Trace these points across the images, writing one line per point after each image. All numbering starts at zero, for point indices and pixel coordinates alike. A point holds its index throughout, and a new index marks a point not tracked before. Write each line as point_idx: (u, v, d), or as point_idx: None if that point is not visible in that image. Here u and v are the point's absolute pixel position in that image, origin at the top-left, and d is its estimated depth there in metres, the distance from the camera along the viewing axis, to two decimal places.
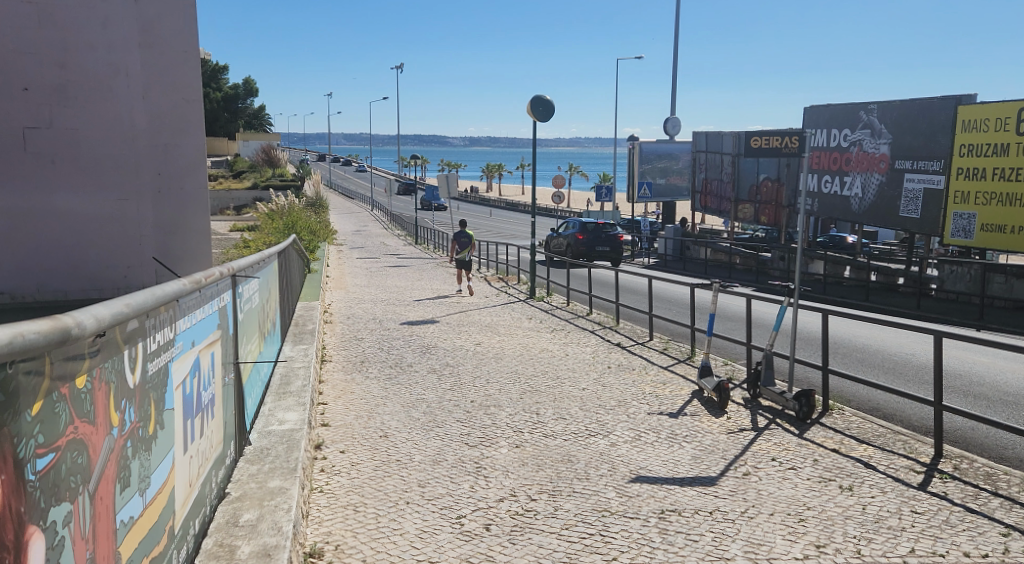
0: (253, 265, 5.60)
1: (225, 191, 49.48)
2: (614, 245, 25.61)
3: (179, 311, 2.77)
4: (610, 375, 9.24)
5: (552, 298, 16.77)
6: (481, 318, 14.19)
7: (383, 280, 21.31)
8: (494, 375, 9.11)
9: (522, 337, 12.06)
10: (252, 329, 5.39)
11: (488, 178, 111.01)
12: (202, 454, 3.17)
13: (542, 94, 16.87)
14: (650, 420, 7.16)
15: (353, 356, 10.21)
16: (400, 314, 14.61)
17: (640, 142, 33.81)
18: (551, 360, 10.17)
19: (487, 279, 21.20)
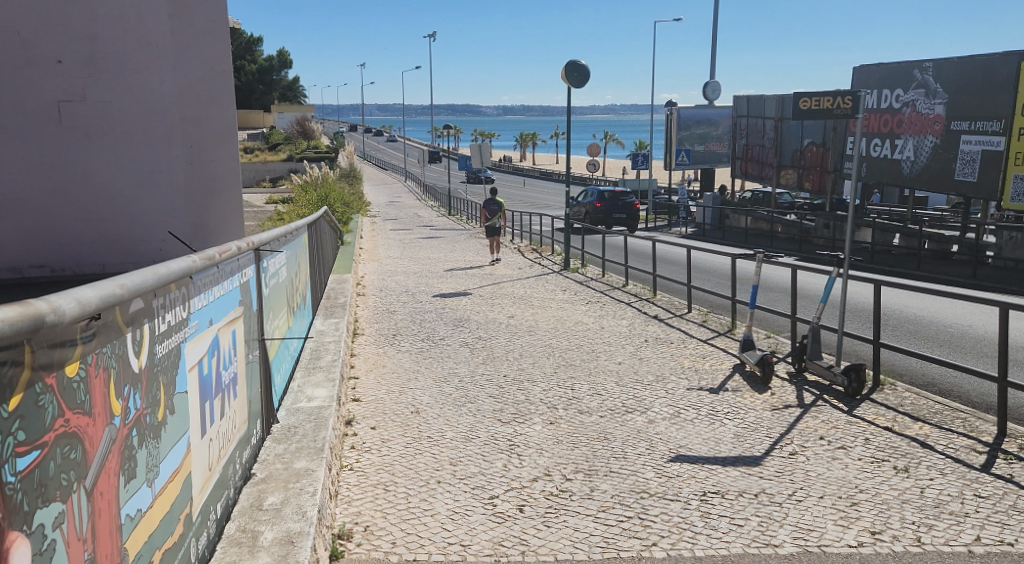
0: (280, 238, 5.47)
1: (261, 164, 49.96)
2: (633, 212, 25.71)
3: (193, 288, 2.60)
4: (647, 349, 8.99)
5: (586, 269, 16.51)
6: (514, 290, 14.01)
7: (417, 252, 21.25)
8: (528, 349, 8.95)
9: (556, 310, 11.85)
10: (280, 304, 5.32)
11: (521, 148, 110.11)
12: (224, 436, 3.04)
13: (577, 60, 16.41)
14: (689, 395, 6.92)
15: (386, 329, 10.15)
16: (433, 286, 14.52)
17: (677, 108, 33.02)
18: (586, 333, 9.95)
19: (521, 250, 21.00)
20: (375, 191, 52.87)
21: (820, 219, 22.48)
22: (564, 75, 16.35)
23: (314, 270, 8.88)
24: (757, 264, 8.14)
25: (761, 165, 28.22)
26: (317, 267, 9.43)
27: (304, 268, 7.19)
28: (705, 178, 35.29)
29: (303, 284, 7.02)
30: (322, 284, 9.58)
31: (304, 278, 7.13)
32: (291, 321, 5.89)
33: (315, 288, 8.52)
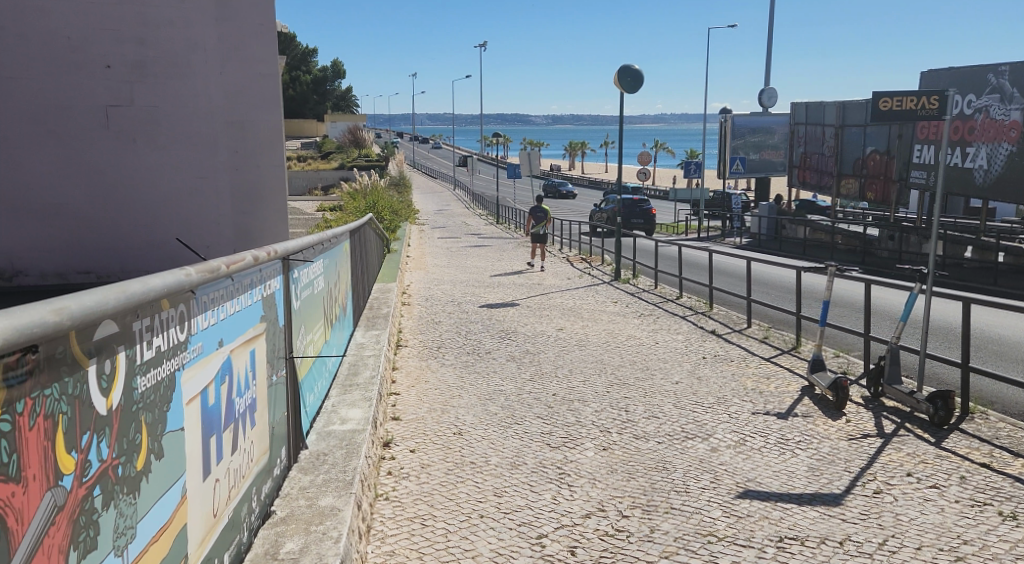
0: (316, 246, 5.13)
1: (314, 172, 50.72)
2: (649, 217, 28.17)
3: (198, 305, 2.23)
4: (706, 367, 8.40)
5: (638, 280, 15.92)
6: (563, 302, 13.52)
7: (464, 260, 20.95)
8: (578, 365, 8.46)
9: (607, 323, 11.33)
10: (317, 315, 5.02)
11: (569, 156, 109.59)
12: (236, 472, 2.67)
13: (631, 64, 15.87)
14: (755, 421, 6.34)
15: (430, 341, 9.80)
16: (479, 296, 14.14)
17: (732, 115, 32.11)
18: (639, 349, 9.41)
19: (570, 259, 20.51)
20: (424, 199, 52.98)
21: (884, 230, 21.38)
22: (617, 80, 15.84)
23: (356, 280, 8.56)
24: (827, 278, 7.43)
25: (820, 173, 27.12)
26: (359, 276, 9.12)
27: (346, 278, 6.90)
28: (761, 186, 34.20)
29: (344, 295, 6.72)
30: (364, 294, 9.29)
31: (345, 288, 6.85)
32: (329, 333, 5.59)
33: (357, 298, 8.20)
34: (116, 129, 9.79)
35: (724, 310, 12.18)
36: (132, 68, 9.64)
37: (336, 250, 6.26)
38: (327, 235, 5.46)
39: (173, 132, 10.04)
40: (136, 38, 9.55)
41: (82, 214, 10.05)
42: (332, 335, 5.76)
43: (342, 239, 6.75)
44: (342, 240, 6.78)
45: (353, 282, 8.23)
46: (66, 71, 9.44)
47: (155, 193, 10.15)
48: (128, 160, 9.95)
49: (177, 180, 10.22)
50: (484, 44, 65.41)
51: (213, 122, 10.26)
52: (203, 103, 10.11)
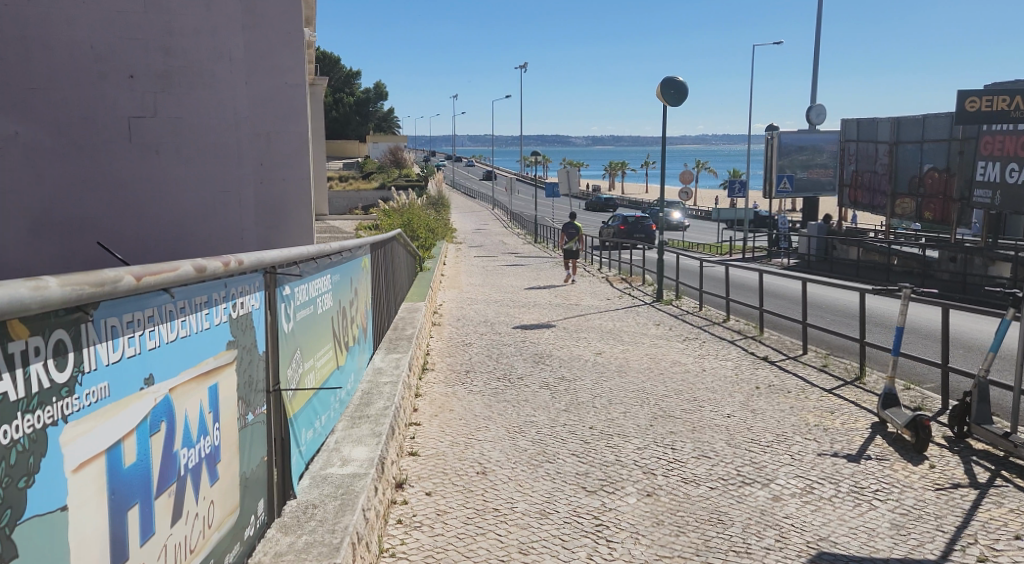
0: (323, 260, 4.54)
1: (354, 191, 51.08)
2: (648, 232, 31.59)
3: (100, 331, 1.60)
4: (760, 398, 7.57)
5: (681, 301, 15.09)
6: (602, 324, 12.79)
7: (500, 279, 20.39)
8: (617, 394, 7.75)
9: (649, 347, 10.55)
10: (324, 336, 4.45)
11: (608, 178, 108.76)
12: (179, 549, 2.03)
13: (675, 76, 15.20)
14: (822, 464, 5.53)
15: (458, 365, 9.18)
16: (514, 317, 13.51)
17: (778, 132, 31.11)
18: (685, 377, 8.60)
19: (609, 279, 19.78)
20: (461, 219, 52.71)
21: (945, 251, 20.15)
22: (660, 92, 15.19)
23: (379, 298, 7.99)
24: (903, 300, 6.36)
25: (873, 192, 25.91)
26: (383, 293, 8.55)
27: (365, 296, 6.32)
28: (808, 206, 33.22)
29: (364, 315, 6.15)
30: (389, 313, 8.73)
31: (365, 306, 6.27)
32: (343, 356, 5.00)
33: (379, 318, 7.62)
34: (140, 141, 9.43)
35: (776, 335, 11.28)
36: (158, 79, 9.32)
37: (352, 264, 5.69)
38: (338, 247, 4.90)
39: (199, 144, 9.63)
40: (162, 47, 9.25)
41: (104, 232, 9.54)
42: (346, 357, 5.17)
43: (360, 255, 6.19)
44: (360, 255, 6.22)
45: (376, 302, 7.65)
46: (88, 82, 9.12)
47: (180, 208, 9.72)
48: (151, 174, 9.55)
49: (201, 193, 9.79)
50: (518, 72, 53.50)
51: (239, 133, 9.83)
52: (230, 113, 9.71)
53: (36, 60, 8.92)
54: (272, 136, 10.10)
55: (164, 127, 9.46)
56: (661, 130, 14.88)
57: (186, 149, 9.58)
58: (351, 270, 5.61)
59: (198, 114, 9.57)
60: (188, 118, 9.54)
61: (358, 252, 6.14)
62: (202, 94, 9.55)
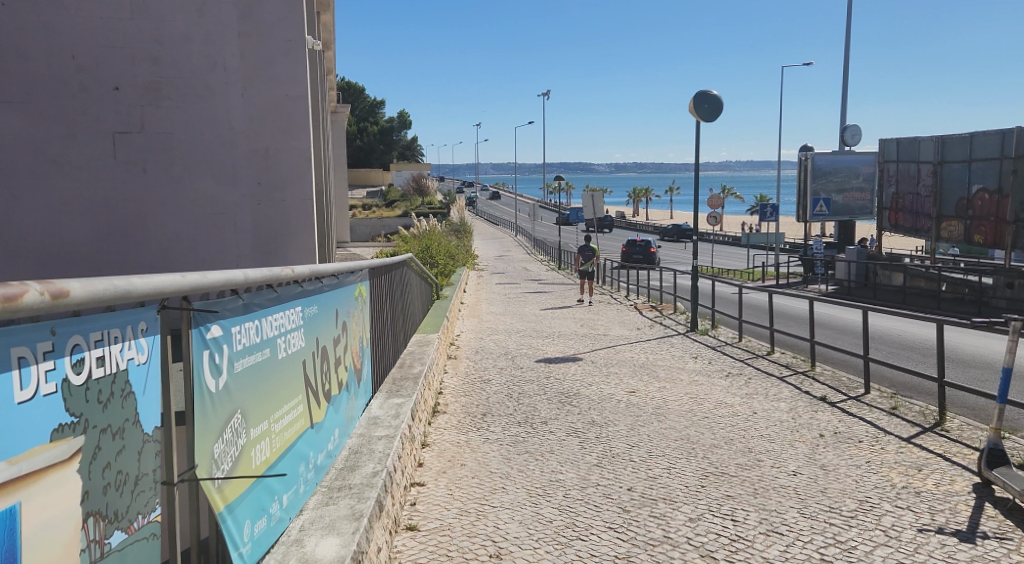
0: (288, 288, 3.54)
1: (377, 219, 50.66)
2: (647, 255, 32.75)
3: None
4: (828, 450, 6.38)
5: (719, 332, 13.88)
6: (634, 357, 11.67)
7: (522, 307, 19.37)
8: (657, 443, 6.64)
9: (689, 385, 9.39)
10: (292, 387, 3.46)
11: (633, 204, 107.39)
12: None
13: (709, 90, 14.23)
14: (926, 544, 4.37)
15: (473, 407, 8.13)
16: (537, 349, 12.44)
17: (812, 153, 29.93)
18: (735, 423, 7.43)
19: (638, 307, 18.65)
20: (483, 245, 51.85)
21: (1001, 276, 18.79)
22: (693, 107, 14.20)
23: (381, 332, 6.98)
24: (1012, 334, 5.15)
25: (916, 215, 24.56)
26: (387, 327, 7.54)
27: (358, 327, 5.35)
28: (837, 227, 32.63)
29: (356, 350, 5.18)
30: (395, 350, 7.72)
31: (358, 339, 5.31)
32: (323, 408, 4.02)
33: (380, 355, 6.60)
34: (125, 159, 8.74)
35: (831, 371, 10.05)
36: (145, 91, 8.65)
37: (339, 290, 4.71)
38: (316, 269, 3.91)
39: (190, 162, 8.91)
40: (151, 56, 8.60)
41: (87, 258, 8.80)
42: (329, 407, 4.20)
43: (352, 278, 5.21)
44: (352, 279, 5.23)
45: (377, 336, 6.65)
46: (70, 95, 8.48)
47: (169, 232, 8.94)
48: (138, 195, 8.81)
49: (192, 216, 9.02)
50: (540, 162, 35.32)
51: (234, 150, 9.08)
52: (224, 127, 8.99)
53: (13, 72, 8.29)
54: (271, 154, 9.21)
55: (152, 143, 8.75)
56: (695, 146, 13.86)
57: (177, 166, 8.85)
58: (337, 299, 4.64)
59: (190, 129, 8.85)
60: (179, 133, 8.82)
61: (350, 275, 5.16)
62: (194, 107, 8.83)
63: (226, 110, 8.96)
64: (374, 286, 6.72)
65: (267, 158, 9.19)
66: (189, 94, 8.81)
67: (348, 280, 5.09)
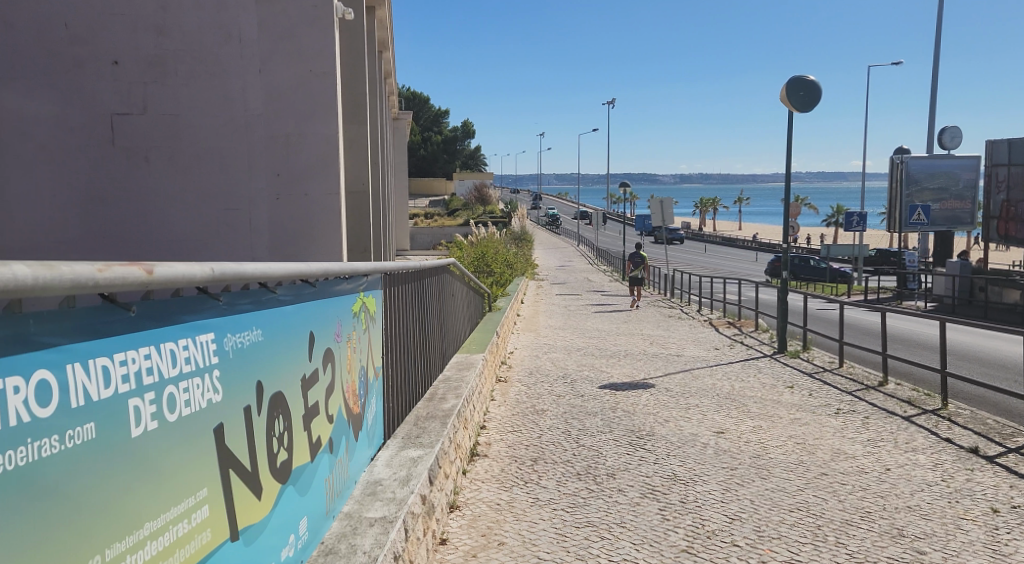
0: (184, 306, 1.98)
1: (438, 227, 49.95)
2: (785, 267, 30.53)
3: None
4: (1016, 538, 4.52)
5: (813, 356, 11.94)
6: (717, 385, 9.89)
7: (583, 320, 17.75)
8: (765, 515, 4.93)
9: (791, 426, 7.57)
10: (181, 480, 1.89)
11: (700, 215, 104.42)
12: None
13: (805, 75, 12.33)
14: None
15: (522, 449, 6.57)
16: (601, 371, 10.78)
17: (907, 157, 27.26)
18: (865, 486, 5.60)
19: (715, 323, 16.73)
20: (544, 254, 50.45)
21: None
22: (785, 96, 12.31)
23: (400, 356, 5.45)
24: None
25: None
26: (412, 351, 6.01)
27: (354, 354, 3.78)
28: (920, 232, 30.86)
29: (349, 387, 3.61)
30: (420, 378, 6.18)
31: (353, 368, 3.75)
32: (272, 492, 2.46)
33: (396, 388, 5.09)
34: (125, 145, 7.50)
35: (970, 411, 8.07)
36: (149, 65, 7.40)
37: (314, 302, 3.12)
38: (247, 269, 2.30)
39: (199, 150, 7.62)
40: (155, 25, 7.37)
41: (81, 260, 7.59)
42: (290, 485, 2.64)
43: (341, 283, 3.62)
44: (342, 285, 3.64)
45: (391, 362, 5.13)
46: (63, 70, 7.34)
47: (174, 231, 7.65)
48: (139, 186, 7.57)
49: (201, 211, 7.71)
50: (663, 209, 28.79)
51: (250, 136, 7.74)
52: (239, 108, 7.67)
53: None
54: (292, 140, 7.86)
55: (155, 126, 7.49)
56: (787, 141, 12.00)
57: (183, 153, 7.57)
58: (310, 316, 3.05)
59: (199, 110, 7.56)
60: (186, 115, 7.55)
61: (337, 279, 3.57)
62: (204, 85, 7.54)
63: (241, 89, 7.65)
64: (390, 296, 5.18)
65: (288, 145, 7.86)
66: (198, 71, 7.52)
67: (333, 285, 3.50)
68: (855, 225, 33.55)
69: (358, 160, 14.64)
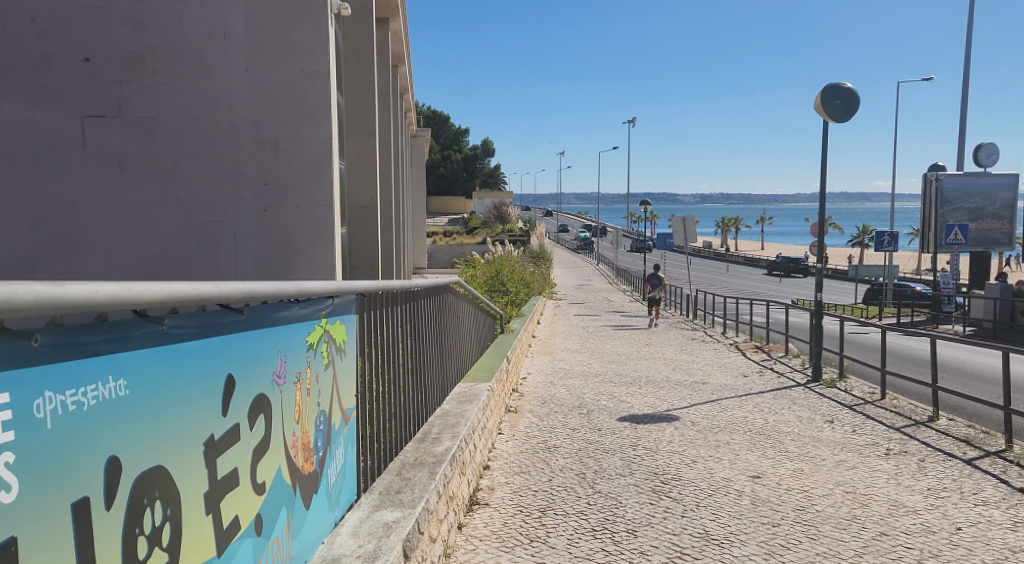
0: None
1: (457, 246, 49.43)
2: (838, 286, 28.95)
3: None
4: None
5: (852, 386, 10.99)
6: (748, 418, 9.00)
7: (602, 343, 16.89)
8: None
9: (837, 470, 6.67)
10: None
11: (723, 234, 103.07)
12: None
13: (841, 82, 11.45)
14: None
15: (528, 496, 5.75)
16: (621, 401, 9.93)
17: (942, 174, 26.14)
18: (935, 552, 4.70)
19: (743, 347, 15.76)
20: (563, 274, 49.63)
21: None
22: (821, 105, 11.46)
23: (381, 390, 4.65)
24: None
25: None
26: (399, 382, 5.21)
27: (307, 397, 3.00)
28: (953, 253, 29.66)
29: (296, 440, 2.82)
30: (410, 415, 5.38)
31: (305, 415, 2.96)
32: None
33: (375, 431, 4.31)
34: (98, 151, 6.92)
35: None
36: (124, 64, 6.84)
37: (235, 336, 2.33)
38: (78, 290, 1.50)
39: (179, 156, 7.00)
40: (133, 20, 6.80)
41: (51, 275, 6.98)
42: None
43: (287, 308, 2.83)
44: (289, 310, 2.85)
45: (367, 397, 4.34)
46: (32, 68, 6.80)
47: (149, 245, 6.99)
48: (114, 196, 6.97)
49: (181, 223, 7.04)
50: (687, 227, 27.76)
51: (234, 141, 7.08)
52: (223, 111, 7.03)
53: None
54: (282, 147, 7.16)
55: (132, 129, 6.90)
56: (822, 153, 11.17)
57: (162, 160, 6.96)
58: (227, 355, 2.26)
59: (179, 113, 6.96)
60: (165, 119, 6.94)
61: (280, 302, 2.78)
62: (185, 86, 6.94)
63: (226, 90, 7.02)
64: (369, 320, 4.39)
65: (277, 151, 7.16)
66: (179, 71, 6.91)
67: (274, 312, 2.71)
68: (887, 244, 32.34)
69: (367, 173, 14.13)
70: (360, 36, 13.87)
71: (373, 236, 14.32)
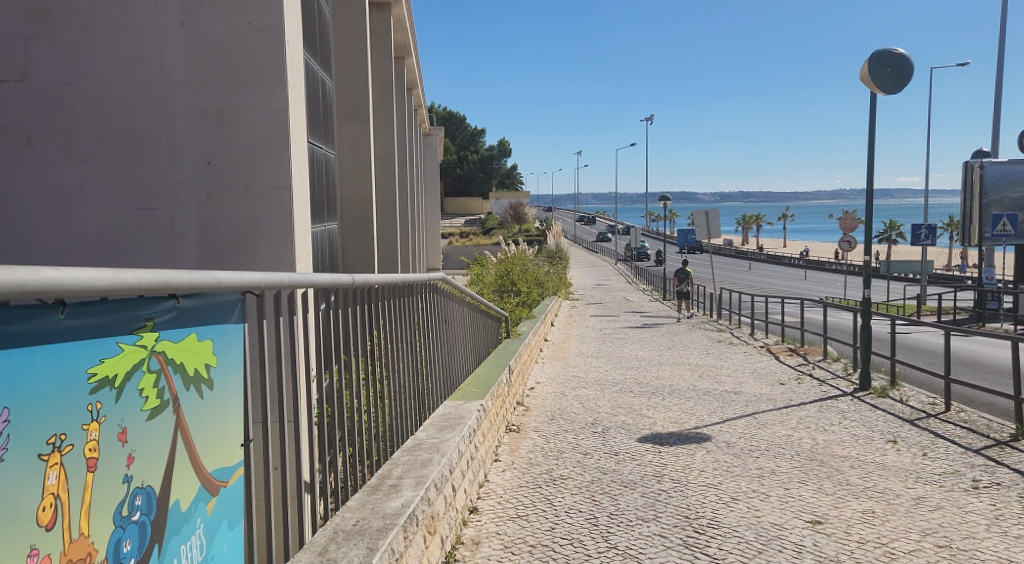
0: None
1: (472, 246, 48.30)
2: None
3: None
4: None
5: (908, 396, 9.54)
6: (794, 438, 7.59)
7: (620, 347, 15.52)
8: None
9: (917, 510, 5.28)
10: None
11: (744, 231, 100.78)
12: None
13: (892, 48, 9.97)
14: None
15: (519, 554, 4.42)
16: (642, 416, 8.56)
17: (984, 162, 24.41)
18: None
19: (776, 350, 14.30)
20: (581, 274, 48.25)
21: None
22: (867, 75, 10.03)
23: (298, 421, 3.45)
24: None
25: None
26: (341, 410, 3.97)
27: (90, 477, 1.76)
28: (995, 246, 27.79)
29: None
30: (360, 455, 4.12)
31: (82, 510, 1.74)
32: None
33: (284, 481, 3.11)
34: (8, 124, 5.82)
35: None
36: (31, 18, 5.75)
37: None
38: None
39: (103, 129, 5.82)
40: None
41: None
42: None
43: (23, 320, 1.53)
44: (30, 322, 1.55)
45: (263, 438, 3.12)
46: None
47: (71, 235, 5.84)
48: (27, 177, 5.84)
49: (107, 209, 5.84)
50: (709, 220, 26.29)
51: (170, 112, 5.86)
52: (155, 75, 5.82)
53: None
54: (226, 119, 5.87)
55: (46, 98, 5.80)
56: (869, 130, 9.80)
57: (83, 134, 5.82)
58: None
59: (101, 79, 5.79)
60: (84, 86, 5.79)
61: (3, 307, 1.48)
62: (108, 46, 5.78)
63: (158, 50, 5.81)
64: (277, 328, 3.16)
65: (221, 124, 5.87)
66: (98, 27, 5.76)
67: None
68: (923, 236, 30.52)
69: (359, 163, 12.99)
70: (350, 13, 12.65)
71: (368, 233, 13.08)
